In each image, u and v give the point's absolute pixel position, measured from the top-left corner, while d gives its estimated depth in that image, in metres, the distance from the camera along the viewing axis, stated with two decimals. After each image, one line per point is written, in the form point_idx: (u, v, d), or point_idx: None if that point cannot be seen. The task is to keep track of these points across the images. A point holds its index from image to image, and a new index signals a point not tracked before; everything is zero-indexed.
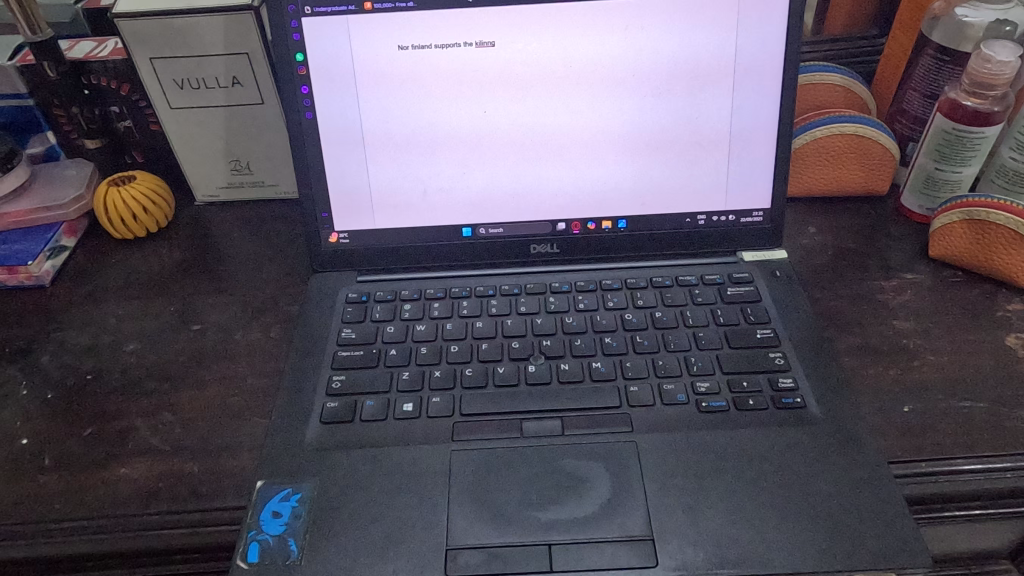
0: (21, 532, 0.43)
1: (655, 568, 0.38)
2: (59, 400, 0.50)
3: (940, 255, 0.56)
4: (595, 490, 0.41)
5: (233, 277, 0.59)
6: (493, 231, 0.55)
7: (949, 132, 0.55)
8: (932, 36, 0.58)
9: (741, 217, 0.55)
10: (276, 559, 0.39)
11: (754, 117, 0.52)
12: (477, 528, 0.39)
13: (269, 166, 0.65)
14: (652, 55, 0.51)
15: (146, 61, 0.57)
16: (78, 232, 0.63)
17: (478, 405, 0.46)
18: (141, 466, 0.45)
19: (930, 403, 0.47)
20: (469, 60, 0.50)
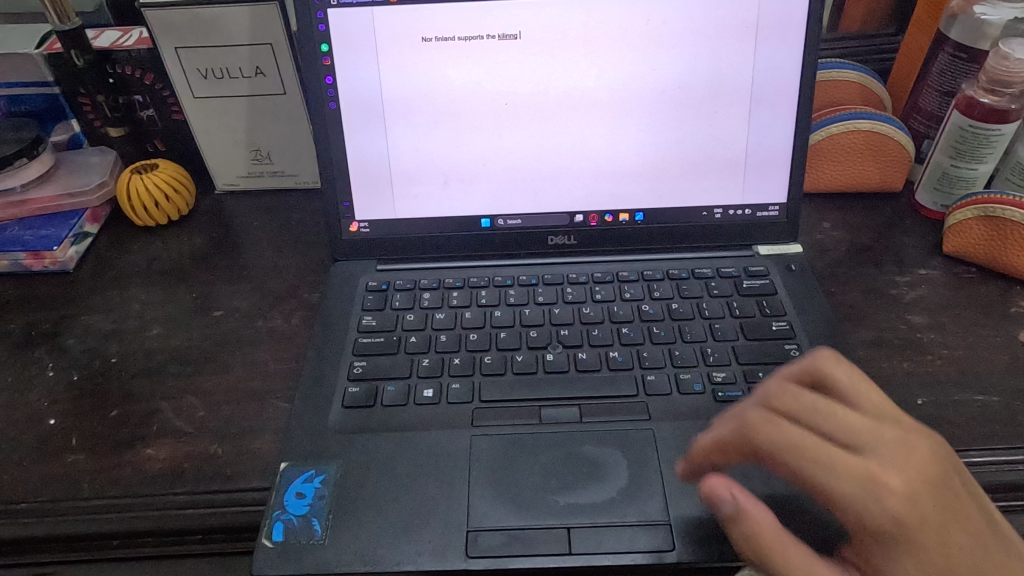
0: (51, 509, 0.44)
1: (672, 552, 0.38)
2: (85, 382, 0.51)
3: (953, 252, 0.57)
4: (612, 477, 0.42)
5: (254, 264, 0.60)
6: (511, 222, 0.56)
7: (965, 129, 0.56)
8: (949, 34, 0.58)
9: (757, 212, 0.55)
10: (300, 538, 0.40)
11: (773, 110, 0.53)
12: (496, 512, 0.40)
13: (289, 156, 0.65)
14: (672, 50, 0.51)
15: (171, 50, 0.58)
16: (101, 219, 0.64)
17: (497, 392, 0.47)
18: (167, 447, 0.46)
19: (944, 397, 0.47)
20: (491, 53, 0.51)
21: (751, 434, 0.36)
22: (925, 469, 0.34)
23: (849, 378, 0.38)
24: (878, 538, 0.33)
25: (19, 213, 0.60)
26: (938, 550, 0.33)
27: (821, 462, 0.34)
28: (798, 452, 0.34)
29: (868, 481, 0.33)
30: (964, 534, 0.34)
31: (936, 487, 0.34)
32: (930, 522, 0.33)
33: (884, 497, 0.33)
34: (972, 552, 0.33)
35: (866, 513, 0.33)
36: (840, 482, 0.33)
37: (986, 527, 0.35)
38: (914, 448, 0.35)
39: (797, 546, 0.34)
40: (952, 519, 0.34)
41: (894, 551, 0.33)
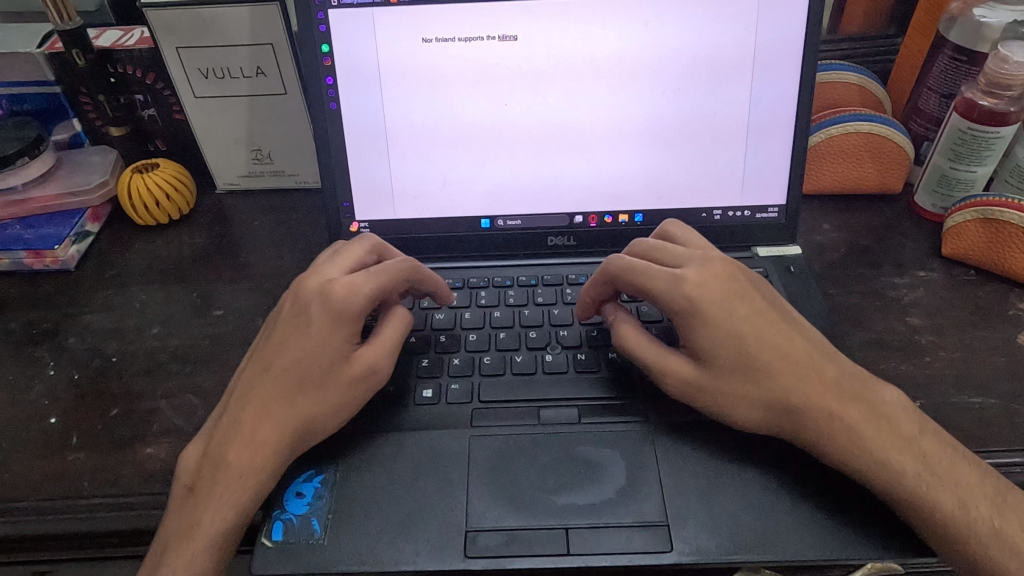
0: (51, 507, 0.44)
1: (670, 552, 0.39)
2: (85, 381, 0.51)
3: (952, 254, 0.57)
4: (610, 477, 0.42)
5: (254, 264, 0.60)
6: (511, 222, 0.56)
7: (965, 132, 0.56)
8: (949, 36, 0.58)
9: (756, 213, 0.55)
10: (300, 538, 0.40)
11: (773, 112, 0.53)
12: (494, 511, 0.41)
13: (290, 156, 0.66)
14: (671, 52, 0.51)
15: (172, 50, 0.59)
16: (102, 218, 0.64)
17: (496, 392, 0.47)
18: (166, 446, 0.46)
19: (941, 399, 0.47)
20: (491, 54, 0.51)
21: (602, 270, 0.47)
22: (729, 280, 0.44)
23: (688, 234, 0.49)
24: (691, 322, 0.43)
25: (20, 212, 0.61)
26: (743, 333, 0.42)
27: (645, 274, 0.44)
28: (628, 272, 0.45)
29: (679, 281, 0.43)
30: (768, 328, 0.43)
31: (741, 289, 0.44)
32: (735, 315, 0.43)
33: (692, 289, 0.43)
34: (769, 337, 0.43)
35: (676, 305, 0.43)
36: (657, 283, 0.44)
37: (794, 331, 0.43)
38: (718, 262, 0.45)
39: (641, 337, 0.45)
40: (752, 315, 0.43)
41: (701, 331, 0.42)
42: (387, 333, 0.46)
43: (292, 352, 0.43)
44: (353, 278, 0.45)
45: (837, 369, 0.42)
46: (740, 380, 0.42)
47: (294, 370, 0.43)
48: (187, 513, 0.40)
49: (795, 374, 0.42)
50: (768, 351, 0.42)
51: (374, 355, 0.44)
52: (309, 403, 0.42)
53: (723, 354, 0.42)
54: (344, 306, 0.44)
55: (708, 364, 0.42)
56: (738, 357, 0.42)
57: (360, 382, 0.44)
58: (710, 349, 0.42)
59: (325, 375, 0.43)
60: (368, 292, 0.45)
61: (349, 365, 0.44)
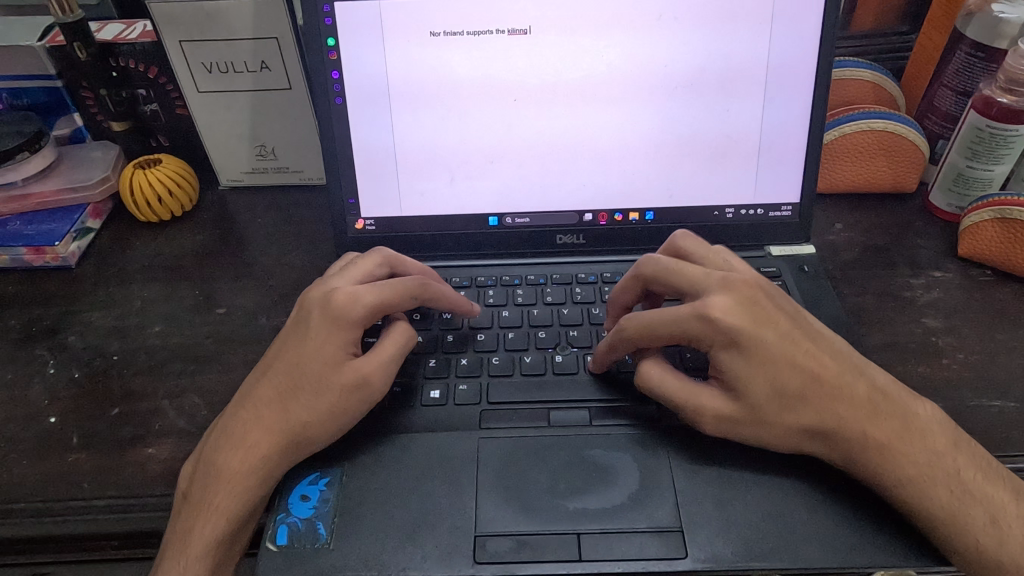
0: (49, 509, 0.43)
1: (684, 560, 0.38)
2: (85, 380, 0.50)
3: (969, 254, 0.56)
4: (622, 481, 0.41)
5: (257, 262, 0.60)
6: (519, 220, 0.55)
7: (982, 130, 0.55)
8: (966, 32, 0.57)
9: (769, 212, 0.54)
10: (306, 542, 0.39)
11: (786, 109, 0.52)
12: (504, 516, 0.40)
13: (294, 152, 0.65)
14: (683, 46, 0.50)
15: (175, 43, 0.58)
16: (103, 214, 0.63)
17: (505, 394, 0.46)
18: (168, 447, 0.46)
19: (961, 402, 0.46)
20: (502, 47, 0.50)
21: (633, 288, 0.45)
22: (751, 304, 0.42)
23: (699, 247, 0.47)
24: (726, 353, 0.41)
25: (20, 208, 0.60)
26: (776, 352, 0.41)
27: (673, 318, 0.42)
28: (654, 320, 0.42)
29: (709, 318, 0.41)
30: (796, 349, 0.41)
31: (765, 313, 0.42)
32: (768, 344, 0.41)
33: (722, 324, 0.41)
34: (799, 358, 0.41)
35: (713, 343, 0.41)
36: (688, 325, 0.41)
37: (820, 345, 0.42)
38: (740, 282, 0.43)
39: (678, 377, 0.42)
40: (780, 338, 0.41)
41: (739, 365, 0.40)
42: (387, 345, 0.44)
43: (290, 358, 0.43)
44: (356, 287, 0.44)
45: (872, 382, 0.41)
46: (775, 409, 0.40)
47: (289, 381, 0.42)
48: (183, 520, 0.39)
49: (833, 390, 0.40)
50: (801, 375, 0.40)
51: (367, 365, 0.43)
52: (301, 412, 0.41)
53: (756, 385, 0.40)
54: (342, 316, 0.43)
55: (744, 398, 0.40)
56: (775, 388, 0.40)
57: (353, 392, 0.42)
58: (744, 381, 0.40)
59: (319, 384, 0.42)
60: (367, 303, 0.44)
61: (342, 373, 0.42)
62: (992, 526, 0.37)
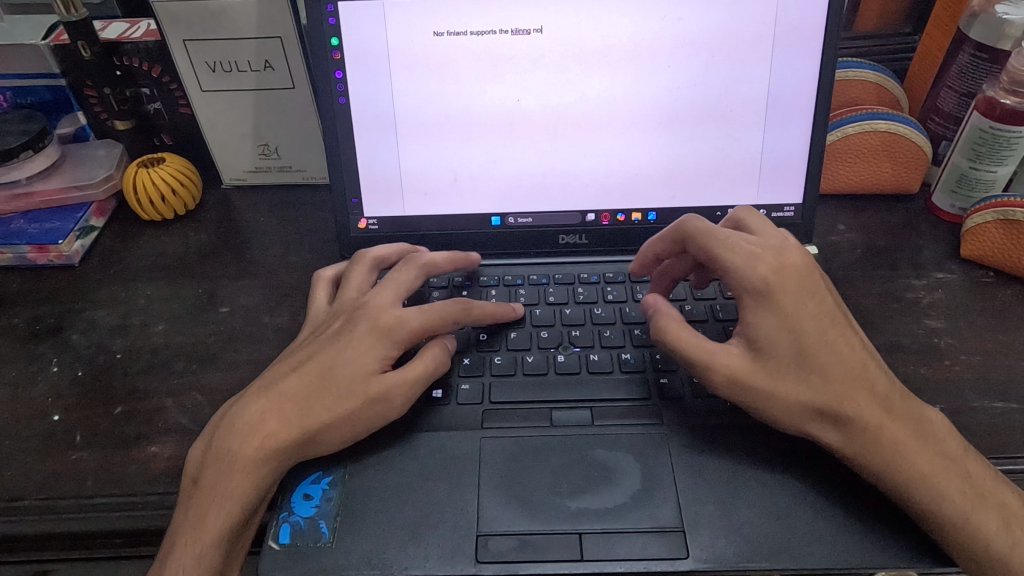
0: (52, 506, 0.43)
1: (686, 560, 0.38)
2: (89, 378, 0.50)
3: (971, 255, 0.56)
4: (625, 481, 0.41)
5: (260, 261, 0.60)
6: (522, 220, 0.55)
7: (986, 131, 0.55)
8: (969, 34, 0.56)
9: (772, 212, 0.54)
10: (308, 541, 0.39)
11: (790, 109, 0.52)
12: (506, 515, 0.40)
13: (298, 151, 0.65)
14: (686, 46, 0.50)
15: (179, 43, 0.58)
16: (107, 213, 0.63)
17: (509, 393, 0.46)
18: (171, 445, 0.46)
19: (963, 404, 0.46)
20: (506, 48, 0.50)
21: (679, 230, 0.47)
22: (806, 274, 0.43)
23: (759, 221, 0.46)
24: (757, 302, 0.42)
25: (25, 206, 0.60)
26: (809, 328, 0.41)
27: (726, 245, 0.43)
28: (706, 236, 0.44)
29: (755, 261, 0.43)
30: (828, 333, 0.42)
31: (815, 287, 0.43)
32: (804, 310, 0.42)
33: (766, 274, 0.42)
34: (831, 337, 0.41)
35: (749, 282, 0.42)
36: (733, 256, 0.43)
37: (857, 341, 0.42)
38: (795, 251, 0.44)
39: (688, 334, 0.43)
40: (819, 312, 0.42)
41: (767, 316, 0.41)
42: (419, 363, 0.44)
43: (320, 361, 0.43)
44: (404, 311, 0.45)
45: (894, 383, 0.41)
46: (789, 377, 0.41)
47: (319, 377, 0.43)
48: (183, 519, 0.39)
49: (852, 386, 0.40)
50: (827, 358, 0.41)
51: (397, 381, 0.42)
52: (320, 415, 0.41)
53: (780, 343, 0.41)
54: (390, 325, 0.44)
55: (764, 349, 0.41)
56: (797, 348, 0.41)
57: (373, 404, 0.42)
58: (767, 335, 0.41)
59: (344, 390, 0.42)
60: (415, 323, 0.44)
61: (369, 385, 0.42)
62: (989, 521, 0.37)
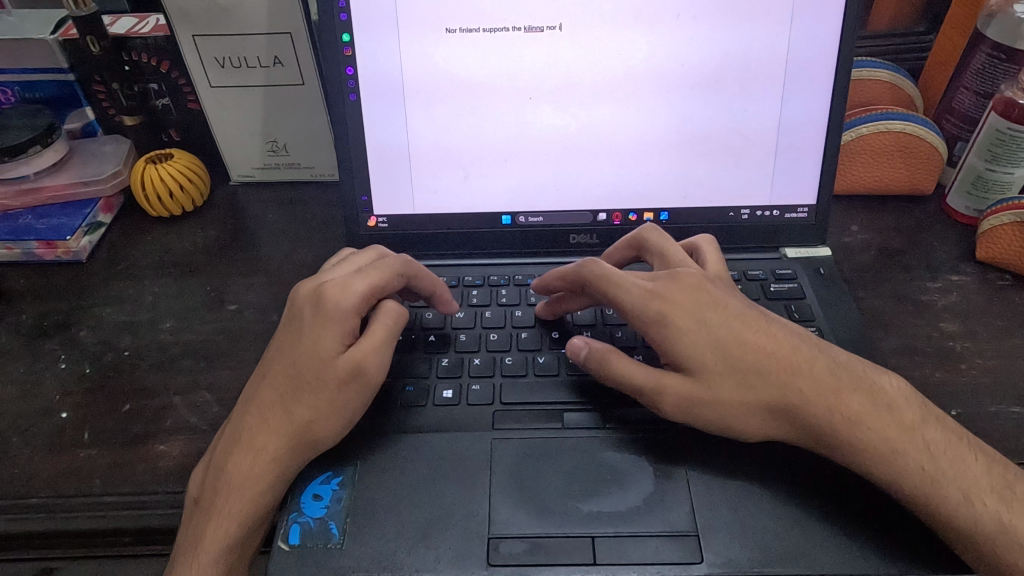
0: (59, 505, 0.43)
1: (699, 565, 0.37)
2: (97, 375, 0.50)
3: (987, 257, 0.55)
4: (638, 484, 0.41)
5: (268, 258, 0.59)
6: (532, 219, 0.54)
7: (1003, 132, 0.54)
8: (987, 33, 0.56)
9: (784, 213, 0.54)
10: (318, 542, 0.39)
11: (805, 107, 0.51)
12: (518, 518, 0.39)
13: (306, 147, 0.64)
14: (701, 45, 0.50)
15: (188, 38, 0.57)
16: (114, 209, 0.63)
17: (519, 395, 0.45)
18: (180, 444, 0.45)
19: (978, 408, 0.46)
20: (520, 45, 0.50)
21: (574, 278, 0.46)
22: (696, 287, 0.43)
23: (663, 239, 0.49)
24: (662, 335, 0.42)
25: (32, 202, 0.60)
26: (731, 346, 0.41)
27: (615, 287, 0.43)
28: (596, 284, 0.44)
29: (649, 296, 0.43)
30: (764, 340, 0.41)
31: (712, 298, 0.43)
32: (711, 325, 0.42)
33: (660, 306, 0.42)
34: (748, 339, 0.41)
35: (647, 317, 0.42)
36: (628, 296, 0.43)
37: (806, 339, 0.42)
38: (685, 271, 0.44)
39: (625, 361, 0.42)
40: (725, 320, 0.42)
41: (682, 342, 0.41)
42: (377, 328, 0.43)
43: (288, 361, 0.42)
44: (347, 278, 0.44)
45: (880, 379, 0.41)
46: (750, 387, 0.40)
47: (292, 372, 0.42)
48: (195, 525, 0.39)
49: (858, 391, 0.40)
50: (767, 365, 0.40)
51: (361, 353, 0.41)
52: (304, 411, 0.40)
53: (711, 364, 0.41)
54: (333, 304, 0.42)
55: (698, 376, 0.41)
56: (755, 364, 0.40)
57: (348, 385, 0.41)
58: (694, 360, 0.41)
59: (317, 380, 0.41)
60: (357, 290, 0.43)
61: (337, 366, 0.41)
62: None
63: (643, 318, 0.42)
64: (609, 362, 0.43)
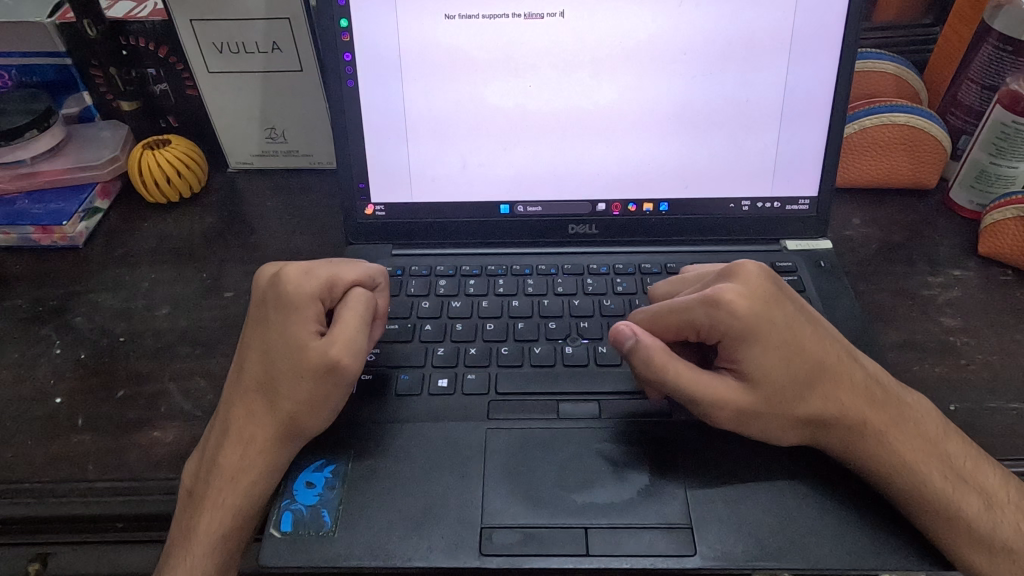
0: (52, 490, 0.43)
1: (694, 557, 0.37)
2: (92, 361, 0.50)
3: (990, 252, 0.55)
4: (632, 477, 0.40)
5: (266, 245, 0.59)
6: (531, 209, 0.54)
7: (1008, 125, 0.53)
8: (994, 26, 0.55)
9: (786, 205, 0.53)
10: (310, 529, 0.39)
11: (809, 98, 0.50)
12: (511, 508, 0.39)
13: (305, 135, 0.64)
14: (703, 34, 0.49)
15: (186, 22, 0.57)
16: (112, 194, 0.63)
17: (513, 385, 0.45)
18: (174, 430, 0.45)
19: (978, 404, 0.45)
20: (519, 31, 0.49)
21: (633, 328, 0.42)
22: (764, 283, 0.40)
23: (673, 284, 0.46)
24: (739, 338, 0.39)
25: (29, 186, 0.59)
26: (785, 342, 0.39)
27: (675, 308, 0.41)
28: (661, 312, 0.41)
29: (720, 300, 0.39)
30: (797, 333, 0.39)
31: (774, 293, 0.40)
32: (778, 325, 0.39)
33: (734, 308, 0.39)
34: (805, 343, 0.39)
35: (732, 325, 0.38)
36: (700, 313, 0.39)
37: (814, 326, 0.41)
38: (739, 266, 0.41)
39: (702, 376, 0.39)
40: (789, 321, 0.39)
41: (752, 346, 0.38)
42: (348, 316, 0.41)
43: (263, 352, 0.41)
44: (308, 264, 0.43)
45: (863, 372, 0.40)
46: (800, 398, 0.39)
47: (267, 362, 0.41)
48: (189, 515, 0.39)
49: (852, 389, 0.39)
50: (810, 364, 0.39)
51: (335, 346, 0.40)
52: (286, 403, 0.40)
53: (772, 369, 0.38)
54: (296, 291, 0.42)
55: (760, 382, 0.38)
56: (803, 366, 0.39)
57: (325, 377, 0.40)
58: (758, 367, 0.38)
59: (294, 370, 0.40)
60: (320, 276, 0.43)
61: (310, 357, 0.40)
62: (990, 518, 0.37)
63: (727, 325, 0.39)
64: (671, 370, 0.39)
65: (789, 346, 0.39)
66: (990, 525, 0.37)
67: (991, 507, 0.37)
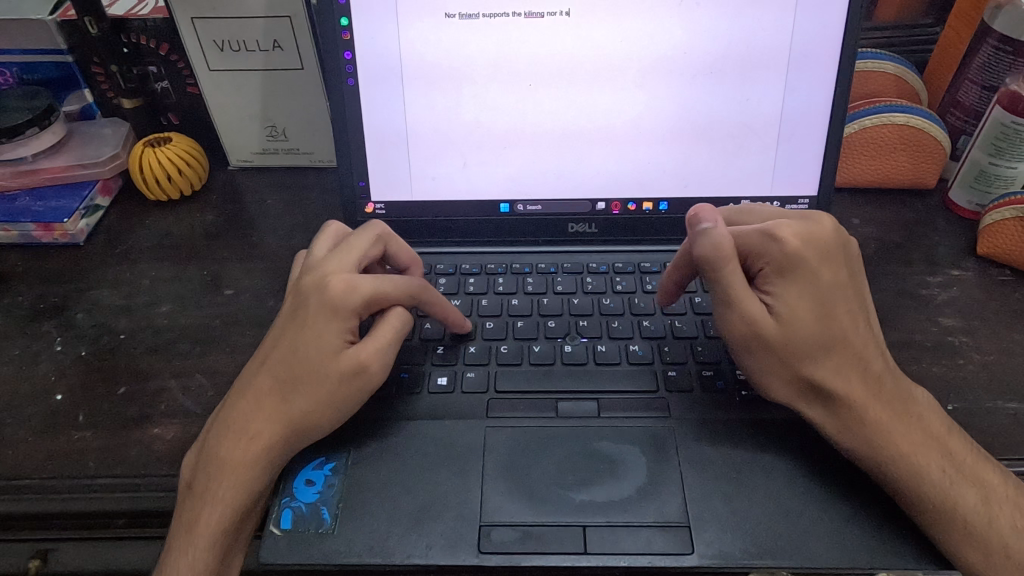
0: (52, 487, 0.43)
1: (690, 555, 0.37)
2: (92, 358, 0.50)
3: (989, 252, 0.55)
4: (630, 474, 0.41)
5: (266, 243, 0.59)
6: (530, 208, 0.54)
7: (1007, 125, 0.53)
8: (993, 26, 0.55)
9: (787, 204, 0.53)
10: (310, 527, 0.39)
11: (808, 100, 0.50)
12: (510, 506, 0.39)
13: (306, 133, 0.64)
14: (702, 33, 0.49)
15: (187, 20, 0.57)
16: (112, 192, 0.63)
17: (514, 383, 0.45)
18: (174, 427, 0.45)
19: (976, 404, 0.45)
20: (518, 30, 0.49)
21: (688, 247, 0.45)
22: (834, 245, 0.42)
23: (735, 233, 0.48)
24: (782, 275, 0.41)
25: (31, 183, 0.59)
26: (826, 298, 0.40)
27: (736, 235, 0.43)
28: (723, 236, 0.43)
29: (777, 236, 0.41)
30: (840, 310, 0.40)
31: (834, 253, 0.42)
32: (820, 279, 0.41)
33: (788, 244, 0.41)
34: (840, 314, 0.41)
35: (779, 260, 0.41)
36: (753, 240, 0.42)
37: (860, 311, 0.42)
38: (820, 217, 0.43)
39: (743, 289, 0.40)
40: (833, 283, 0.41)
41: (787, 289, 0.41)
42: (382, 330, 0.43)
43: (288, 346, 0.42)
44: (353, 275, 0.43)
45: (888, 367, 0.41)
46: (812, 359, 0.40)
47: (289, 367, 0.41)
48: (187, 513, 0.39)
49: (869, 387, 0.40)
50: (839, 329, 0.40)
51: (365, 351, 0.42)
52: (301, 402, 0.40)
53: (802, 310, 0.40)
54: (341, 302, 0.42)
55: (785, 323, 0.40)
56: (824, 333, 0.40)
57: (350, 381, 0.41)
58: (789, 304, 0.40)
59: (318, 374, 0.41)
60: (365, 292, 0.42)
61: (340, 363, 0.41)
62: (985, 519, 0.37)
63: (779, 257, 0.41)
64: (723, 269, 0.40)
65: (819, 302, 0.40)
66: (987, 522, 0.37)
67: (989, 504, 0.37)
